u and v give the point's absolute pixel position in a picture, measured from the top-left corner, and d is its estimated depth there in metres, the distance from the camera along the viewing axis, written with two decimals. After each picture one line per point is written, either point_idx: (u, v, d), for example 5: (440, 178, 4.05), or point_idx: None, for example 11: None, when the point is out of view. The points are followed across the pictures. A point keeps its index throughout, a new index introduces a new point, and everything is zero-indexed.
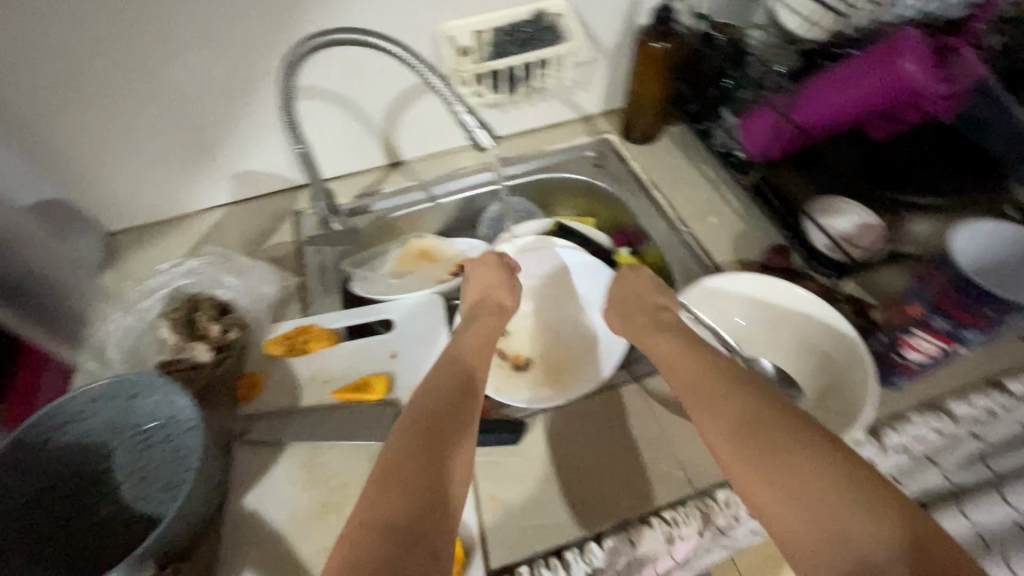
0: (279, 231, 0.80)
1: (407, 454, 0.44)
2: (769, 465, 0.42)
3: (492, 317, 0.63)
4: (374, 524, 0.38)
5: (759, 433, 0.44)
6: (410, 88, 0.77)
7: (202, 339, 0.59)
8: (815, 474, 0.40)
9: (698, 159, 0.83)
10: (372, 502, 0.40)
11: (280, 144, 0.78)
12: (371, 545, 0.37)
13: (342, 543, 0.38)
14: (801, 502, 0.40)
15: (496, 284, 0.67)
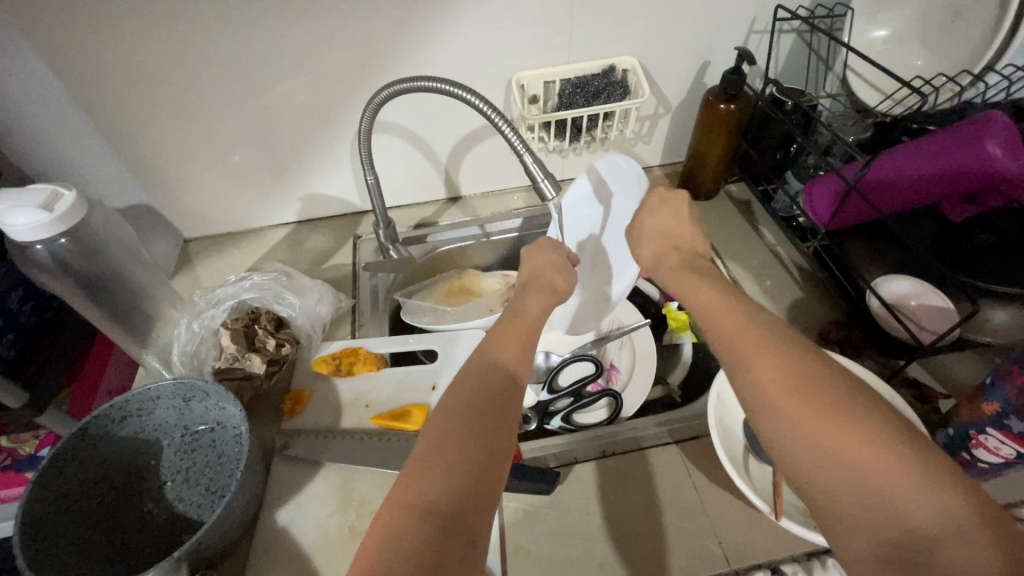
0: (338, 252, 0.84)
1: (439, 431, 0.40)
2: (826, 435, 0.35)
3: (543, 296, 0.58)
4: (416, 511, 0.36)
5: (808, 392, 0.36)
6: (476, 130, 0.81)
7: (258, 351, 0.62)
8: (895, 471, 0.33)
9: (756, 220, 0.82)
10: (408, 485, 0.37)
11: (351, 171, 0.82)
12: (407, 532, 0.34)
13: (377, 526, 0.35)
14: (844, 470, 0.34)
15: (550, 267, 0.62)
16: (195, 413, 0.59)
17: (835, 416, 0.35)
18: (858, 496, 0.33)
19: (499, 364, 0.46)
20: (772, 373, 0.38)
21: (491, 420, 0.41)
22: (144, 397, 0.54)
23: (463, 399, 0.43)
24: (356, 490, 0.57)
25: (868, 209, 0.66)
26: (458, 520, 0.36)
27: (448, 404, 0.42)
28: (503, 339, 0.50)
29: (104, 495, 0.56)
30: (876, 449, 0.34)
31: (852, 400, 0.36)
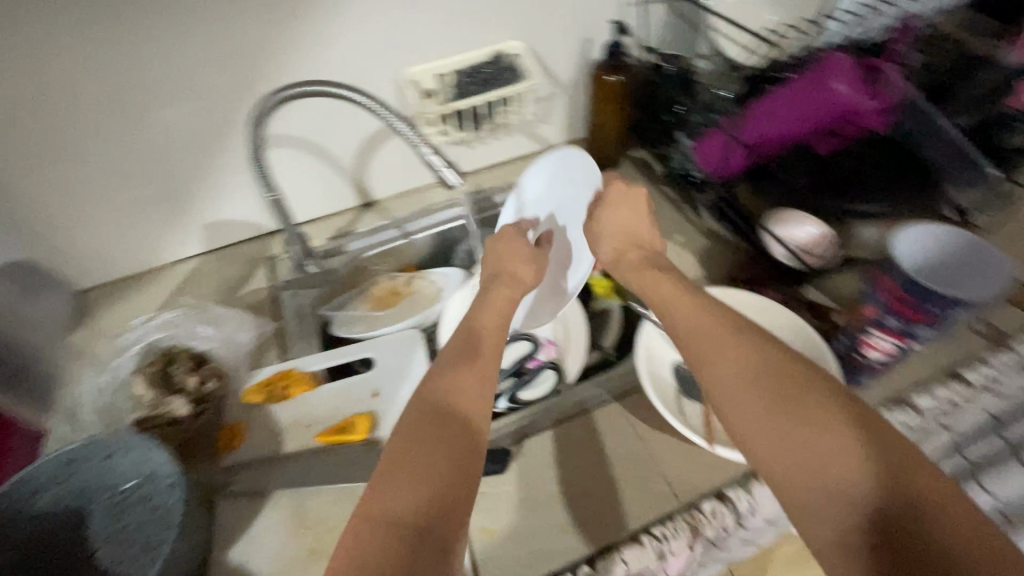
0: (254, 278, 0.80)
1: (409, 447, 0.39)
2: (791, 423, 0.38)
3: (507, 289, 0.59)
4: (384, 524, 0.35)
5: (774, 382, 0.40)
6: (376, 131, 0.80)
7: (179, 392, 0.58)
8: (859, 452, 0.36)
9: (660, 182, 0.87)
10: (377, 498, 0.37)
11: (253, 192, 0.79)
12: (379, 545, 0.34)
13: (349, 536, 0.35)
14: (809, 457, 0.37)
15: (520, 259, 0.62)
16: (118, 470, 0.55)
17: (799, 407, 0.38)
18: (823, 481, 0.36)
19: (472, 387, 0.45)
20: (724, 361, 0.42)
21: (460, 431, 0.41)
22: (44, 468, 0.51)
23: (432, 418, 0.41)
24: (312, 510, 0.55)
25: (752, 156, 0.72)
26: (427, 530, 0.35)
27: (418, 418, 0.41)
28: (475, 348, 0.49)
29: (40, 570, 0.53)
30: (818, 425, 0.37)
31: (795, 376, 0.40)
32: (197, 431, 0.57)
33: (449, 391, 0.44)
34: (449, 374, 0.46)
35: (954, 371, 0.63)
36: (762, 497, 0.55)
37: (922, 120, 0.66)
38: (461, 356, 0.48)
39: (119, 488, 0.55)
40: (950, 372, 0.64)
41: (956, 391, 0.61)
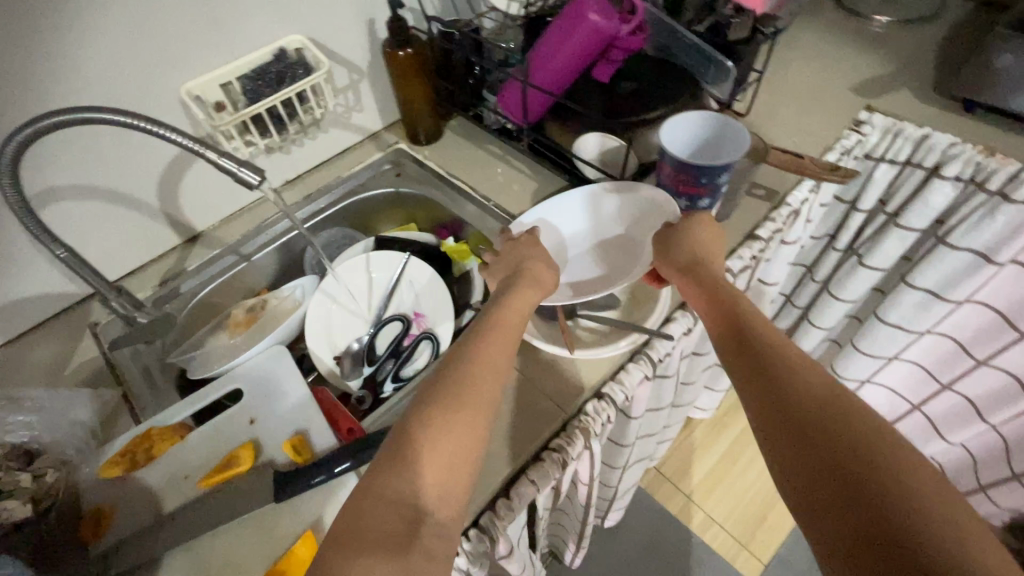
0: (78, 350, 0.71)
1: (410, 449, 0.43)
2: (808, 416, 0.43)
3: (531, 290, 0.58)
4: (389, 503, 0.40)
5: (795, 380, 0.46)
6: (174, 158, 0.74)
7: (12, 495, 0.52)
8: (873, 449, 0.40)
9: (482, 140, 0.92)
10: (387, 480, 0.41)
11: (42, 259, 0.69)
12: (381, 520, 0.39)
13: (351, 515, 0.40)
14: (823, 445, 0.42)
15: (540, 259, 0.63)
16: None
17: (817, 405, 0.44)
18: (838, 473, 0.40)
19: (484, 400, 0.47)
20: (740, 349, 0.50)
21: (464, 429, 0.45)
22: None
23: (461, 440, 0.44)
24: (218, 555, 0.52)
25: (546, 97, 0.78)
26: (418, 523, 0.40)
27: (424, 425, 0.44)
28: (496, 349, 0.51)
29: None
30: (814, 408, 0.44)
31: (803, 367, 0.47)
32: (57, 528, 0.52)
33: (459, 391, 0.47)
34: (475, 376, 0.48)
35: (751, 233, 0.77)
36: (632, 382, 0.63)
37: (667, 34, 0.77)
38: (485, 359, 0.50)
39: None
40: (747, 235, 0.77)
41: (752, 248, 0.75)
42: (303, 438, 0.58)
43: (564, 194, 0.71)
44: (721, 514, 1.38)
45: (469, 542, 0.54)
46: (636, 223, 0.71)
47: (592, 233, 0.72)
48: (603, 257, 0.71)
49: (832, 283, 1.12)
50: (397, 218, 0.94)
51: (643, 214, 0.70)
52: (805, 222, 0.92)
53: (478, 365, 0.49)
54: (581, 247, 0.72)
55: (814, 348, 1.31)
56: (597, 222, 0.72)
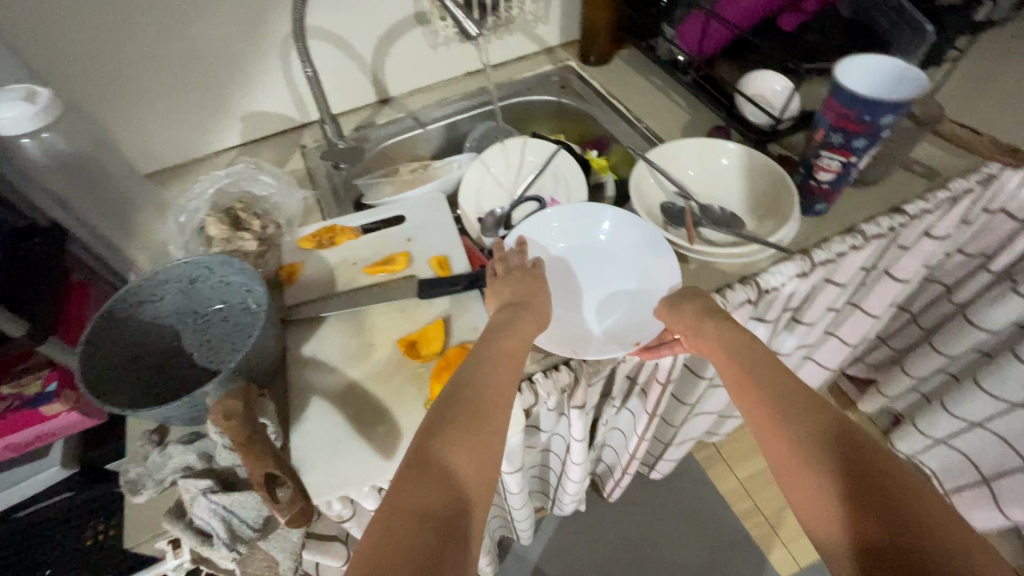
0: (290, 161, 0.90)
1: (472, 419, 0.49)
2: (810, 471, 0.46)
3: (529, 320, 0.60)
4: (411, 513, 0.42)
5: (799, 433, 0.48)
6: (394, 25, 0.88)
7: (246, 231, 0.70)
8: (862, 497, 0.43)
9: (649, 71, 0.98)
10: (403, 491, 0.43)
11: (285, 83, 0.88)
12: (406, 527, 0.41)
13: (376, 526, 0.41)
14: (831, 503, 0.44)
15: (541, 293, 0.64)
16: (202, 294, 0.66)
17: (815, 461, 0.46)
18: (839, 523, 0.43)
19: (491, 396, 0.52)
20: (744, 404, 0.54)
21: (503, 396, 0.52)
22: (157, 279, 0.62)
23: (467, 441, 0.48)
24: (367, 321, 0.67)
25: (727, 32, 0.84)
26: (447, 526, 0.42)
27: (478, 394, 0.51)
28: (510, 351, 0.56)
29: (139, 371, 0.63)
30: (813, 435, 0.47)
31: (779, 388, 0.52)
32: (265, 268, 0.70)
33: (469, 400, 0.51)
34: (481, 382, 0.53)
35: (899, 207, 0.75)
36: (734, 300, 0.67)
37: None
38: (495, 367, 0.54)
39: (204, 311, 0.67)
40: (891, 208, 0.76)
41: (894, 220, 0.74)
42: (445, 260, 0.71)
43: (715, 142, 0.76)
44: (768, 508, 1.37)
45: (557, 372, 0.64)
46: (636, 273, 0.69)
47: (588, 266, 0.71)
48: (597, 299, 0.69)
49: (970, 307, 1.04)
50: (548, 126, 1.03)
51: (647, 265, 0.69)
52: (961, 222, 0.87)
53: (490, 371, 0.54)
54: (566, 276, 0.70)
55: (926, 377, 1.22)
56: (599, 260, 0.71)
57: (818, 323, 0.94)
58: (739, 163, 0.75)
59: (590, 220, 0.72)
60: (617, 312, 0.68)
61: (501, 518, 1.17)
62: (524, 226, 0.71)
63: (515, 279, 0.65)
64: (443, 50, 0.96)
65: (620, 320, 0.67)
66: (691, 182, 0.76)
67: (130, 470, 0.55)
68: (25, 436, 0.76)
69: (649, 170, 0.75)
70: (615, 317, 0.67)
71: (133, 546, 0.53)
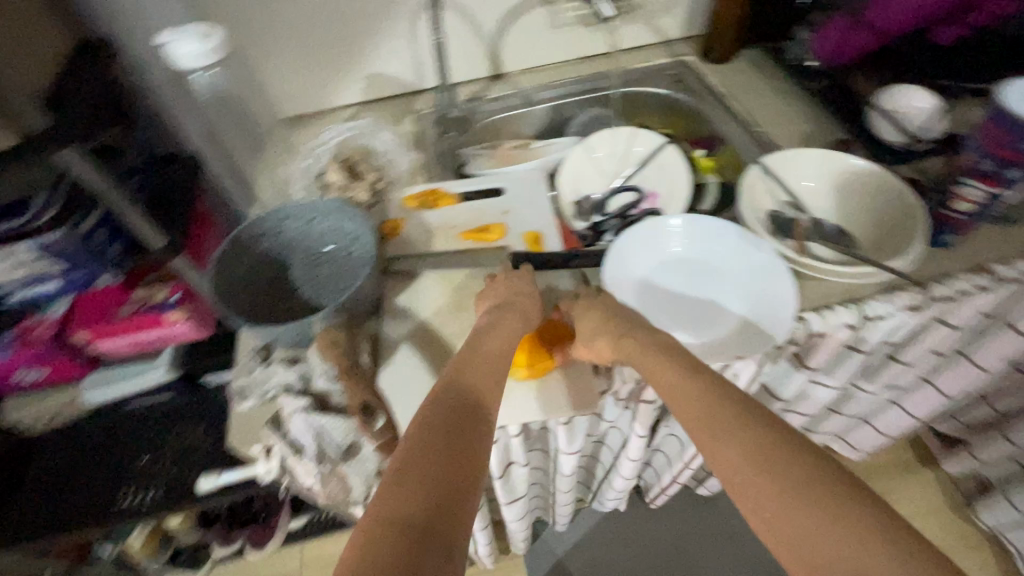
0: (403, 123, 0.94)
1: (455, 423, 0.47)
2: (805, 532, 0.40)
3: (515, 320, 0.59)
4: (390, 524, 0.38)
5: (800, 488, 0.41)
6: (519, 3, 0.90)
7: (359, 182, 0.76)
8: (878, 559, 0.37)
9: (772, 74, 0.94)
10: (387, 499, 0.40)
11: (408, 49, 0.92)
12: (385, 538, 0.37)
13: (359, 538, 0.38)
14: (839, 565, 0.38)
15: (528, 295, 0.63)
16: (315, 234, 0.72)
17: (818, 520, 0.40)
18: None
19: (469, 396, 0.50)
20: (730, 470, 0.44)
21: (486, 400, 0.50)
22: (280, 214, 0.68)
23: (442, 443, 0.45)
24: (458, 282, 0.70)
25: (867, 44, 0.79)
26: (426, 540, 0.38)
27: (462, 397, 0.50)
28: (497, 351, 0.56)
29: (253, 295, 0.69)
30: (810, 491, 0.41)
31: (771, 435, 0.45)
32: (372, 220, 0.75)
33: (450, 403, 0.49)
34: (460, 386, 0.51)
35: None
36: (834, 322, 0.63)
37: None
38: (477, 369, 0.53)
39: (313, 251, 0.73)
40: None
41: None
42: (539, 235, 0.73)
43: (843, 157, 0.71)
44: None
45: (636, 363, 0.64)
46: (745, 295, 0.64)
47: (694, 277, 0.67)
48: (699, 313, 0.65)
49: None
50: (655, 119, 1.01)
51: (767, 282, 0.64)
52: None
53: (473, 374, 0.52)
54: (677, 278, 0.67)
55: None
56: (709, 273, 0.67)
57: (917, 365, 0.87)
58: (862, 182, 0.70)
59: (706, 230, 0.68)
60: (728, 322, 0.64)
61: (541, 500, 1.19)
62: (639, 226, 0.69)
63: (511, 280, 0.64)
64: (562, 32, 0.96)
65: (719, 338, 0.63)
66: (804, 193, 0.72)
67: (239, 378, 0.62)
68: (147, 336, 0.88)
69: (774, 181, 0.72)
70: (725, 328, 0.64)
71: (235, 446, 0.59)
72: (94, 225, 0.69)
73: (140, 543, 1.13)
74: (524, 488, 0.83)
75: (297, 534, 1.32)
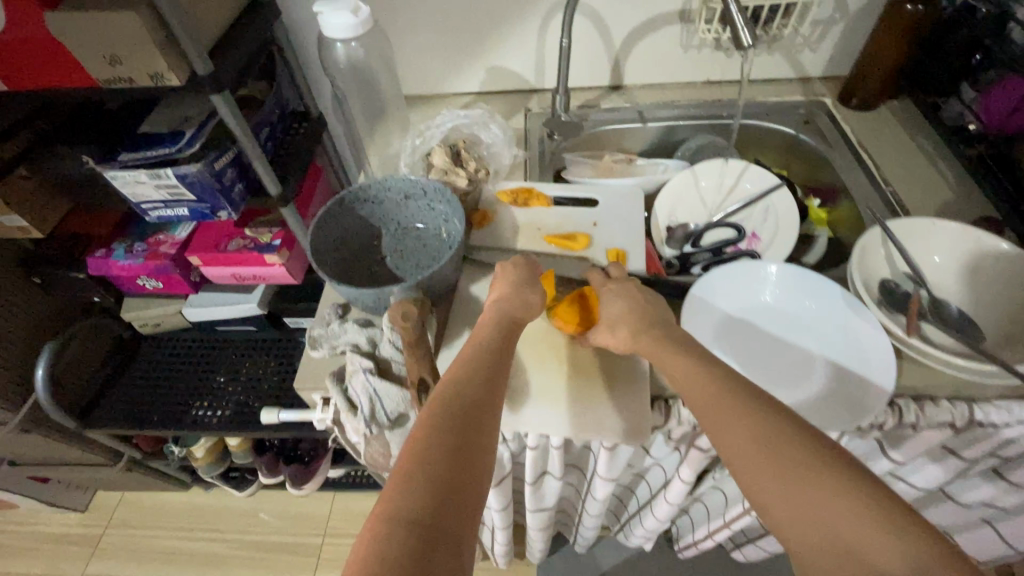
0: (515, 119, 0.97)
1: (463, 412, 0.45)
2: (776, 483, 0.40)
3: (516, 311, 0.58)
4: (401, 522, 0.36)
5: (774, 447, 0.41)
6: (655, 18, 0.88)
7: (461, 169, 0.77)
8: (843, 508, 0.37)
9: (918, 133, 0.85)
10: (393, 499, 0.37)
11: (534, 48, 0.94)
12: (396, 539, 0.35)
13: (367, 535, 0.35)
14: (806, 510, 0.38)
15: (527, 282, 0.62)
16: (409, 211, 0.76)
17: (787, 477, 0.39)
18: (823, 540, 0.37)
19: (472, 380, 0.49)
20: (732, 451, 0.43)
21: (489, 385, 0.49)
22: (382, 185, 0.72)
23: (448, 427, 0.43)
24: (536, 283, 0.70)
25: None
26: (435, 531, 0.36)
27: (468, 385, 0.48)
28: (494, 340, 0.54)
29: (343, 255, 0.73)
30: (780, 450, 0.41)
31: (777, 429, 0.42)
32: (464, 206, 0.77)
33: (453, 387, 0.47)
34: (461, 375, 0.49)
35: None
36: (936, 416, 0.56)
37: None
38: (476, 357, 0.52)
39: (404, 225, 0.77)
40: None
41: None
42: (625, 253, 0.71)
43: (987, 236, 0.63)
44: None
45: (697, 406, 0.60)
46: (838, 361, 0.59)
47: (782, 331, 0.63)
48: (781, 368, 0.60)
49: None
50: (772, 158, 0.95)
51: (862, 359, 0.58)
52: None
53: (475, 362, 0.51)
54: (764, 328, 0.63)
55: None
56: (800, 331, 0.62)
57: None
58: (1007, 269, 0.61)
59: (806, 285, 0.63)
60: (805, 391, 0.58)
61: (566, 516, 1.17)
62: (731, 267, 0.65)
63: (510, 272, 0.63)
64: (693, 52, 0.93)
65: (802, 399, 0.57)
66: (930, 268, 0.65)
67: (315, 328, 0.66)
68: (248, 270, 0.97)
69: (895, 247, 0.65)
70: (798, 396, 0.58)
71: (300, 389, 0.64)
72: (225, 165, 0.77)
73: (201, 455, 1.20)
74: (553, 501, 0.82)
75: (334, 482, 1.41)
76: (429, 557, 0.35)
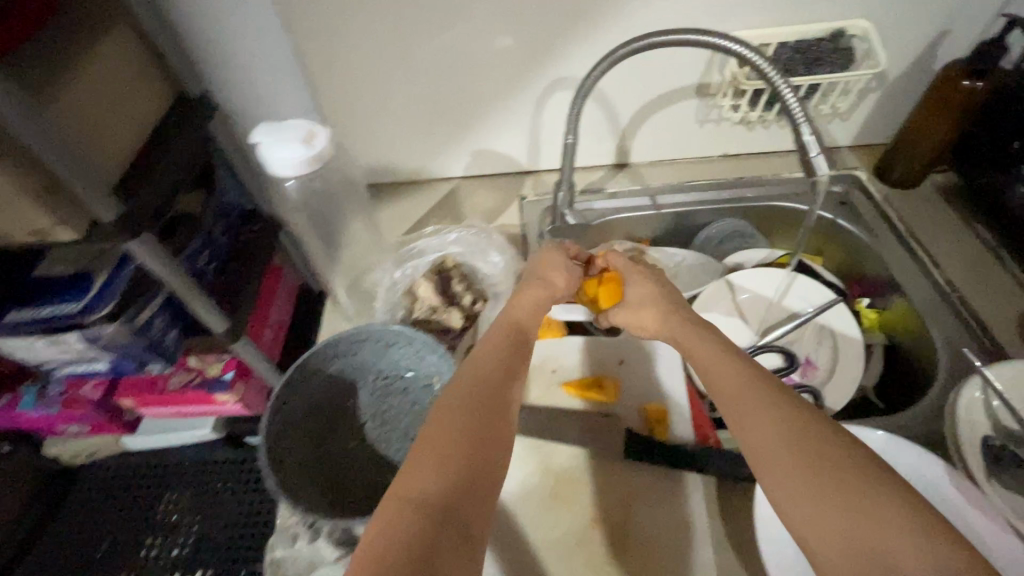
0: (508, 212, 0.83)
1: (483, 392, 0.41)
2: (811, 471, 0.35)
3: (539, 290, 0.54)
4: (416, 506, 0.34)
5: (808, 439, 0.36)
6: (667, 93, 0.76)
7: (455, 304, 0.64)
8: (884, 515, 0.32)
9: (972, 217, 0.76)
10: (405, 482, 0.35)
11: (525, 129, 0.81)
12: (407, 526, 0.33)
13: (376, 520, 0.33)
14: (841, 518, 0.33)
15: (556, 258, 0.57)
16: (389, 359, 0.61)
17: (821, 471, 0.34)
18: (853, 544, 0.32)
19: (490, 361, 0.44)
20: (757, 435, 0.38)
21: (510, 365, 0.45)
22: (352, 338, 0.57)
23: (465, 410, 0.40)
24: (559, 460, 0.55)
25: None
26: (449, 521, 0.33)
27: (484, 364, 0.44)
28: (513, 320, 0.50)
29: (310, 429, 0.58)
30: (812, 439, 0.36)
31: (808, 425, 0.37)
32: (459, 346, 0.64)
33: (468, 370, 0.43)
34: (479, 357, 0.45)
35: None
36: None
37: None
38: (492, 339, 0.47)
39: (384, 375, 0.62)
40: None
41: None
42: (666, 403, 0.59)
43: None
44: None
45: None
46: None
47: None
48: None
49: None
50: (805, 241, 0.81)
51: None
52: None
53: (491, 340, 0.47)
54: None
55: None
56: None
57: None
58: None
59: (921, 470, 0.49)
60: None
61: None
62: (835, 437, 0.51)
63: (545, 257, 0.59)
64: (710, 126, 0.80)
65: None
66: None
67: (277, 546, 0.53)
68: (195, 408, 0.80)
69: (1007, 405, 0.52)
70: None
71: None
72: (151, 314, 0.60)
73: None
74: None
75: None
76: (443, 539, 0.33)
